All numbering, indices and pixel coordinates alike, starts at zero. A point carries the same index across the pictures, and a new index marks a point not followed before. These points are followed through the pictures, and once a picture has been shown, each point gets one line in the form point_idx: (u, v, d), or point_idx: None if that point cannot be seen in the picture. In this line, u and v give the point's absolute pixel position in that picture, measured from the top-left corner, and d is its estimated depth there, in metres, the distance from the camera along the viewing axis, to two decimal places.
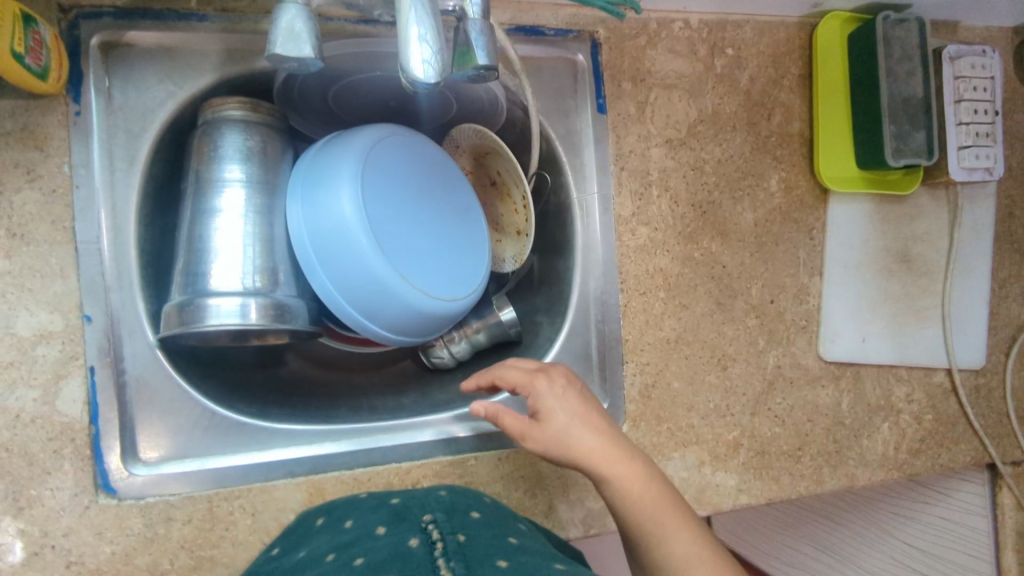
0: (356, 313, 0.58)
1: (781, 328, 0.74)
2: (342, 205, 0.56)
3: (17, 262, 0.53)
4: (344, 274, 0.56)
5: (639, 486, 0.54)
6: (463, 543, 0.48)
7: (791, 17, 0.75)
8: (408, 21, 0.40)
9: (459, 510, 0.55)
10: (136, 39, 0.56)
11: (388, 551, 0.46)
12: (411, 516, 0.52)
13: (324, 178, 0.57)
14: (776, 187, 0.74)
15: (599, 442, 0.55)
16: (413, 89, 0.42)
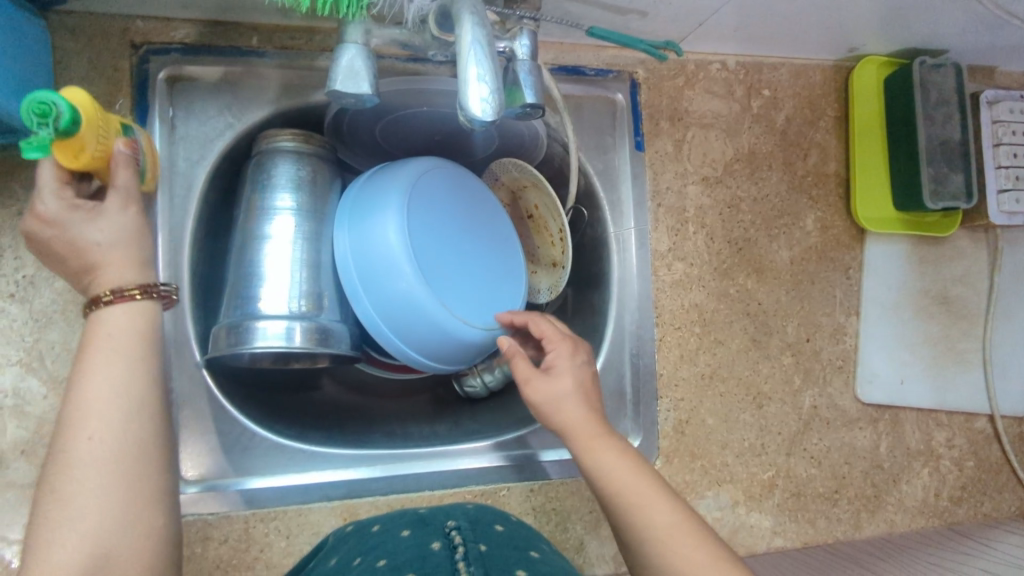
0: (398, 338, 0.59)
1: (817, 367, 0.74)
2: (388, 234, 0.57)
3: None
4: (389, 301, 0.58)
5: (650, 508, 0.48)
6: (484, 550, 0.48)
7: (827, 61, 0.76)
8: (467, 62, 0.41)
9: (483, 523, 0.54)
10: (199, 74, 0.59)
11: (409, 554, 0.47)
12: (435, 522, 0.52)
13: (371, 207, 0.59)
14: (812, 226, 0.75)
15: (609, 460, 0.50)
16: (469, 126, 0.43)
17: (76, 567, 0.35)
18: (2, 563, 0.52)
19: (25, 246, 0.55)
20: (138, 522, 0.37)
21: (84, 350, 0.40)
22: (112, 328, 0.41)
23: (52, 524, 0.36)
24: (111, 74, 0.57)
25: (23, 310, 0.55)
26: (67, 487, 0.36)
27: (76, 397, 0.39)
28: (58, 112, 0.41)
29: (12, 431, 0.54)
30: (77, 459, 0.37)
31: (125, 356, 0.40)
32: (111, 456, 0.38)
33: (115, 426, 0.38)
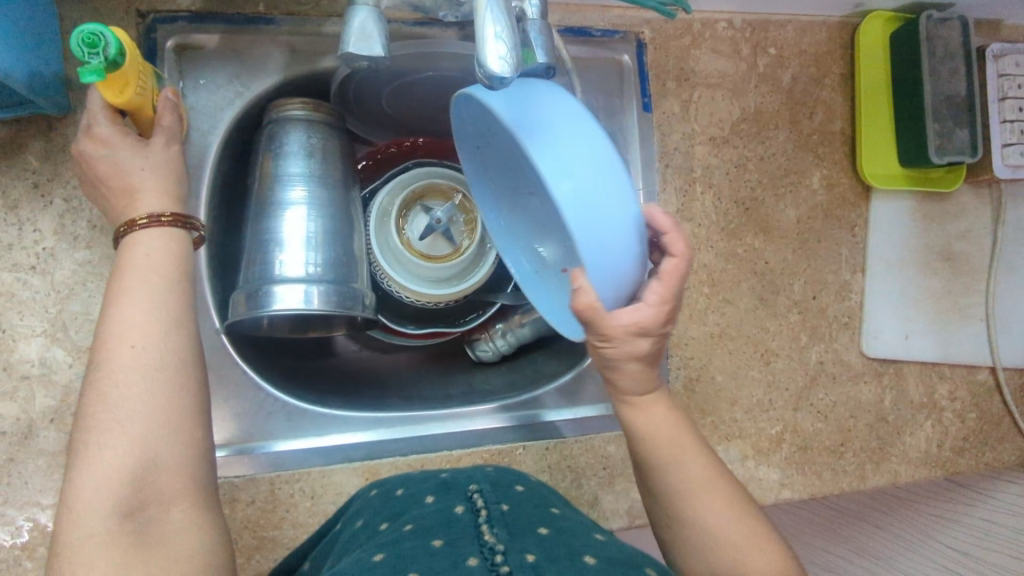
0: (615, 281, 0.44)
1: (823, 324, 0.75)
2: (593, 136, 0.43)
3: (97, 252, 0.56)
4: (616, 231, 0.43)
5: (708, 484, 0.50)
6: (505, 511, 0.48)
7: (833, 17, 0.76)
8: (484, 20, 0.42)
9: (504, 484, 0.55)
10: (207, 42, 0.59)
11: (434, 518, 0.47)
12: (458, 487, 0.52)
13: (549, 107, 0.44)
14: (819, 184, 0.75)
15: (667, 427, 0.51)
16: (486, 84, 0.44)
17: (125, 466, 0.39)
18: (38, 527, 0.54)
19: (43, 219, 0.55)
20: (180, 428, 0.42)
21: (121, 272, 0.45)
22: (150, 251, 0.46)
23: (102, 423, 0.40)
24: None
25: (44, 281, 0.55)
26: (115, 392, 0.40)
27: (119, 310, 0.43)
28: (105, 42, 0.45)
29: (41, 400, 0.55)
30: (124, 367, 0.41)
31: (162, 276, 0.45)
32: (154, 365, 0.42)
33: (155, 337, 0.43)
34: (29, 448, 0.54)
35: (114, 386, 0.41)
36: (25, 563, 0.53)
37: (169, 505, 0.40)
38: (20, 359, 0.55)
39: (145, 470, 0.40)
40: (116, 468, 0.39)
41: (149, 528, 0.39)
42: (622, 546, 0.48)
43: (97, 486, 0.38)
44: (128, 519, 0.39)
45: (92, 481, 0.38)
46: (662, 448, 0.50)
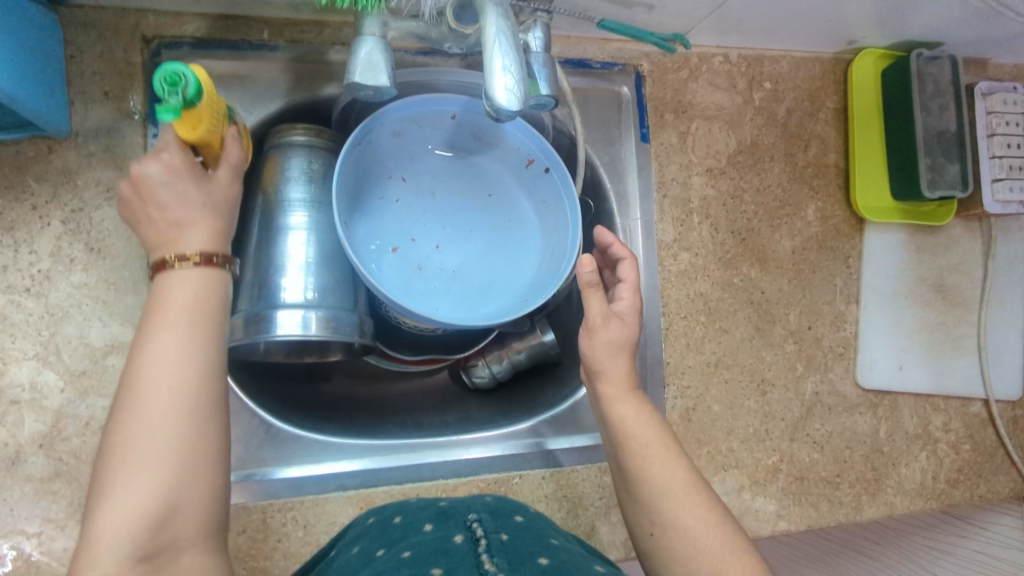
0: None
1: (819, 354, 0.75)
2: None
3: (94, 276, 0.56)
4: None
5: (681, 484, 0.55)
6: (506, 540, 0.48)
7: (826, 53, 0.78)
8: (493, 53, 0.42)
9: (503, 514, 0.54)
10: (210, 68, 0.60)
11: (433, 545, 0.47)
12: (456, 516, 0.52)
13: None
14: (813, 217, 0.76)
15: (644, 428, 0.57)
16: (493, 116, 0.44)
17: (148, 512, 0.39)
18: (23, 555, 0.53)
19: (40, 240, 0.55)
20: (206, 480, 0.42)
21: (158, 307, 0.44)
22: (192, 289, 0.45)
23: (128, 466, 0.39)
24: (122, 68, 0.57)
25: (38, 304, 0.55)
26: (142, 437, 0.40)
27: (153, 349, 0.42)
28: (186, 83, 0.44)
29: (30, 425, 0.54)
30: (160, 411, 0.41)
31: (201, 320, 0.44)
32: (183, 407, 0.41)
33: (190, 382, 0.42)
34: (17, 475, 0.53)
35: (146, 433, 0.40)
36: None
37: (184, 549, 0.41)
38: (11, 383, 0.54)
39: (167, 517, 0.40)
40: (139, 514, 0.39)
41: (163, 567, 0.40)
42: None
43: (117, 529, 0.38)
44: (144, 565, 0.39)
45: (112, 522, 0.38)
46: (646, 449, 0.56)
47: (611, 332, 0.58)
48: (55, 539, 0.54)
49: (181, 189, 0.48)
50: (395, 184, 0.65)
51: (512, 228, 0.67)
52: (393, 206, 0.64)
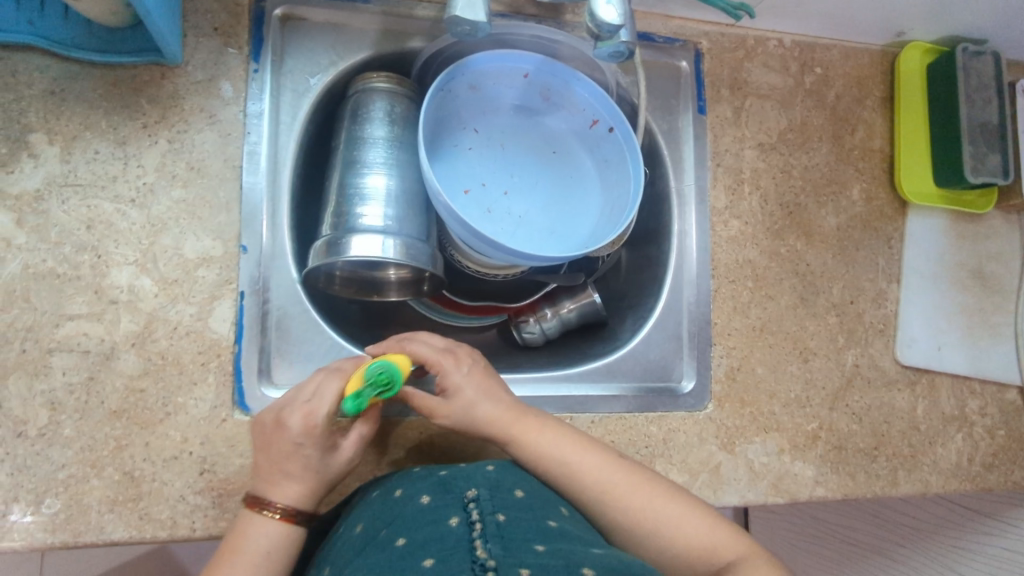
0: None
1: (860, 328, 0.78)
2: None
3: (192, 192, 0.60)
4: None
5: (626, 484, 0.58)
6: (502, 524, 0.47)
7: (874, 45, 0.82)
8: None
9: (502, 488, 0.54)
10: (308, 14, 0.65)
11: (427, 531, 0.47)
12: (455, 491, 0.52)
13: None
14: (858, 197, 0.79)
15: (556, 442, 0.60)
16: (592, 36, 0.48)
17: None
18: (109, 446, 0.56)
19: (147, 156, 0.59)
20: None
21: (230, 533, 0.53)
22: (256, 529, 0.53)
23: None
24: (232, 8, 0.62)
25: (141, 214, 0.59)
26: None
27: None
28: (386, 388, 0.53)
29: (125, 325, 0.58)
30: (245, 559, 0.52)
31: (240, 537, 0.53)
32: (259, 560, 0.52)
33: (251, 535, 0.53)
34: (110, 369, 0.57)
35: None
36: (93, 480, 0.56)
37: None
38: (112, 284, 0.58)
39: None
40: None
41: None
42: (613, 556, 0.49)
43: None
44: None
45: None
46: (567, 456, 0.59)
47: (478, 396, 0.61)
48: (140, 434, 0.57)
49: (304, 451, 0.55)
50: (470, 135, 0.69)
51: (575, 181, 0.71)
52: (467, 153, 0.69)
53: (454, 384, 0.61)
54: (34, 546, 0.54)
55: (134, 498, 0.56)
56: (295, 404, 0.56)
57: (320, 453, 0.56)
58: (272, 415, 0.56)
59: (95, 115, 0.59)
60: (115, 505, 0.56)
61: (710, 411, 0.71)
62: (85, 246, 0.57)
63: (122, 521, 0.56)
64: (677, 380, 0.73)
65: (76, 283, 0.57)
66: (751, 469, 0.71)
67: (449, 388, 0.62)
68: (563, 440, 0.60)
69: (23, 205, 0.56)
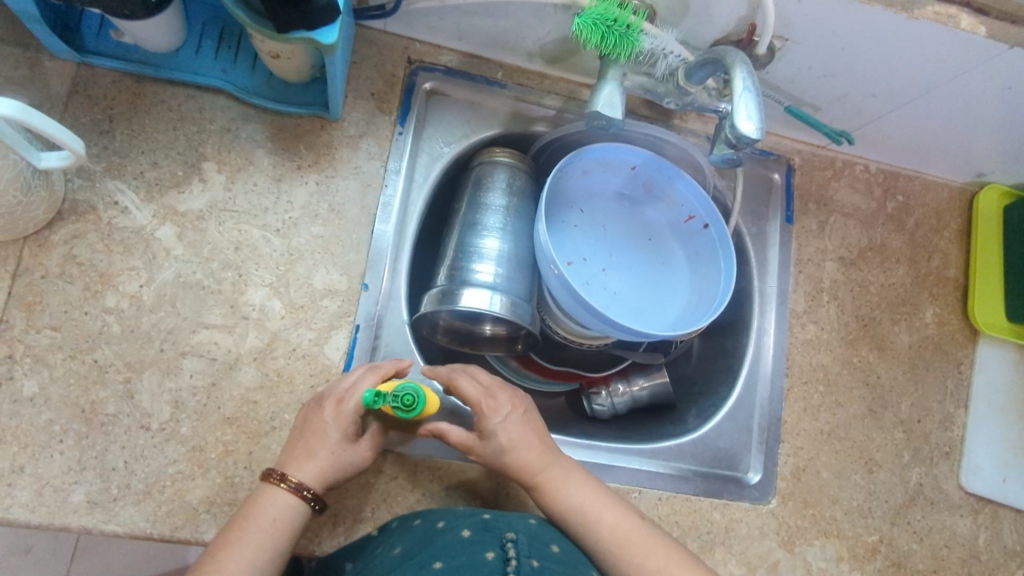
0: None
1: (926, 448, 0.79)
2: None
3: (329, 230, 0.67)
4: None
5: (637, 541, 0.59)
6: (533, 569, 0.50)
7: (954, 181, 0.88)
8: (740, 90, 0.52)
9: (540, 540, 0.57)
10: (451, 91, 0.73)
11: (465, 558, 0.50)
12: (495, 530, 0.55)
13: None
14: (931, 320, 0.83)
15: (581, 494, 0.61)
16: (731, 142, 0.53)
17: None
18: (218, 450, 0.60)
19: (297, 194, 0.67)
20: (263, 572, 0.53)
21: (246, 513, 0.55)
22: (275, 511, 0.55)
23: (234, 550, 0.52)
24: (389, 78, 0.71)
25: (283, 243, 0.65)
26: (231, 546, 0.52)
27: (237, 543, 0.52)
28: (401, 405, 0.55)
29: (251, 340, 0.63)
30: (259, 524, 0.54)
31: (263, 513, 0.55)
32: (268, 540, 0.54)
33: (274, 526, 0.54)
34: (231, 378, 0.62)
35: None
36: (197, 479, 0.59)
37: None
38: (247, 301, 0.64)
39: None
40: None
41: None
42: None
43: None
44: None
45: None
46: (586, 508, 0.60)
47: (514, 445, 0.61)
48: (247, 442, 0.61)
49: (325, 432, 0.58)
50: (576, 214, 0.76)
51: (667, 266, 0.77)
52: (573, 230, 0.75)
53: (489, 427, 0.62)
54: (134, 534, 0.57)
55: (230, 502, 0.60)
56: (333, 391, 0.59)
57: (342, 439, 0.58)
58: (316, 398, 0.60)
59: (260, 152, 0.66)
60: (213, 506, 0.59)
61: (773, 507, 0.73)
62: (230, 264, 0.64)
63: (216, 523, 0.59)
64: (744, 471, 0.74)
65: (216, 296, 0.63)
66: (808, 572, 0.72)
67: (485, 432, 0.62)
68: (586, 493, 0.61)
69: (186, 222, 0.63)
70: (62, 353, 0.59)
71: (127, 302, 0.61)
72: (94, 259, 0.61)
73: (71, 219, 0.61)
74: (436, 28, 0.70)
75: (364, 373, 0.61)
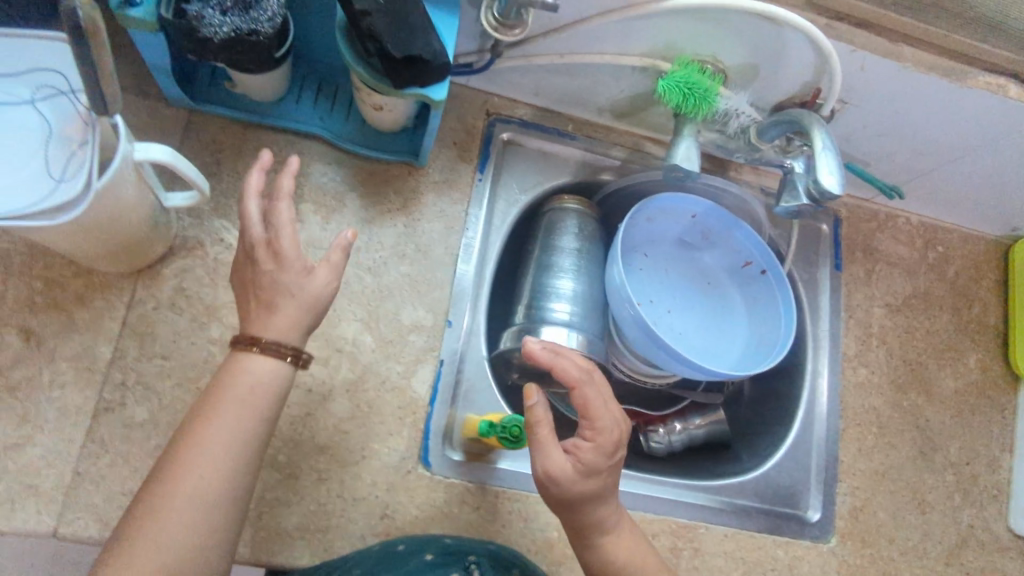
0: None
1: (975, 491, 0.82)
2: None
3: (417, 270, 0.71)
4: None
5: None
6: None
7: (989, 234, 0.92)
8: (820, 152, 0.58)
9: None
10: (527, 142, 0.78)
11: None
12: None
13: None
14: (974, 366, 0.86)
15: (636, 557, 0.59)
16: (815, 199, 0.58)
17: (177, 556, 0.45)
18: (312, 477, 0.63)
19: (386, 235, 0.71)
20: (225, 511, 0.48)
21: (220, 395, 0.50)
22: (247, 398, 0.50)
23: (195, 485, 0.46)
24: (470, 129, 0.76)
25: (374, 281, 0.69)
26: (192, 470, 0.47)
27: (205, 431, 0.48)
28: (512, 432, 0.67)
29: (343, 372, 0.66)
30: (218, 450, 0.48)
31: (252, 412, 0.50)
32: (225, 467, 0.48)
33: (238, 453, 0.48)
34: (325, 408, 0.65)
35: (170, 507, 0.45)
36: (292, 505, 0.62)
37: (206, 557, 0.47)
38: (340, 335, 0.67)
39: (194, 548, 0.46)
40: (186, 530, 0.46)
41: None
42: None
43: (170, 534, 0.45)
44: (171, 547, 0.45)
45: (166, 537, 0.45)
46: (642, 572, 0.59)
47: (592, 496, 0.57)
48: (338, 470, 0.64)
49: (278, 279, 0.51)
50: (639, 258, 0.80)
51: (725, 309, 0.81)
52: (637, 273, 0.80)
53: (591, 461, 0.56)
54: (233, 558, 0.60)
55: (323, 529, 0.62)
56: (256, 239, 0.52)
57: (295, 278, 0.51)
58: (244, 250, 0.53)
59: (353, 196, 0.71)
60: (308, 532, 0.62)
61: (832, 545, 0.75)
62: None
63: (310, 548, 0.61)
64: (804, 509, 0.76)
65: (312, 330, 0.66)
66: None
67: (585, 467, 0.56)
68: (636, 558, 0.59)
69: None
70: (169, 381, 0.62)
71: (231, 334, 0.64)
72: (202, 292, 0.65)
73: (181, 254, 0.65)
74: (516, 85, 0.75)
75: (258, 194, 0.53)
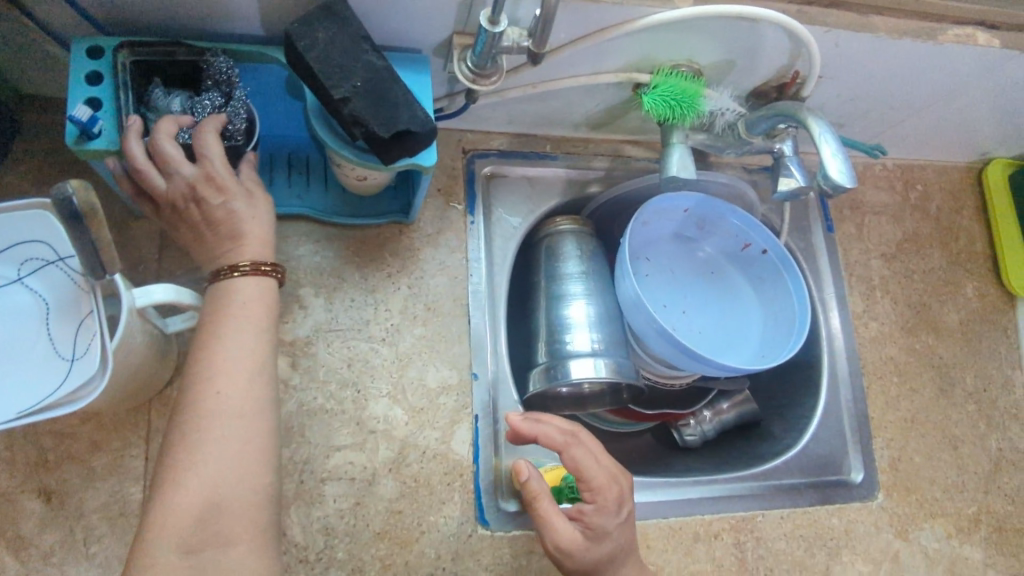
0: None
1: (997, 415, 0.85)
2: None
3: (431, 329, 0.69)
4: None
5: None
6: None
7: (960, 162, 0.94)
8: (822, 144, 0.59)
9: None
10: (510, 172, 0.76)
11: None
12: None
13: None
14: (972, 294, 0.89)
15: None
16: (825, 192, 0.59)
17: (199, 509, 0.45)
18: (377, 566, 0.61)
19: (392, 300, 0.68)
20: (248, 473, 0.47)
21: (218, 317, 0.51)
22: (243, 296, 0.52)
23: (214, 412, 0.47)
24: (450, 171, 0.74)
25: (391, 350, 0.67)
26: (206, 424, 0.47)
27: (217, 348, 0.49)
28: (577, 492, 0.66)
29: (383, 451, 0.64)
30: (225, 370, 0.49)
31: (248, 323, 0.51)
32: (239, 392, 0.48)
33: (241, 385, 0.49)
34: (373, 492, 0.63)
35: (204, 431, 0.47)
36: None
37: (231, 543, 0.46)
38: (370, 415, 0.65)
39: (212, 508, 0.45)
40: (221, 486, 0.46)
41: (209, 563, 0.45)
42: None
43: (189, 498, 0.45)
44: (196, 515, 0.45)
45: (181, 501, 0.45)
46: None
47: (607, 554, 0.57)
48: (401, 552, 0.62)
49: (235, 207, 0.53)
50: (643, 264, 0.79)
51: (734, 295, 0.81)
52: (644, 279, 0.79)
53: (602, 526, 0.57)
54: None
55: None
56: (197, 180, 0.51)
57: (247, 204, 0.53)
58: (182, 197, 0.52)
59: (349, 268, 0.68)
60: None
61: (881, 501, 0.77)
62: (347, 382, 0.65)
63: None
64: (848, 473, 0.78)
65: (341, 416, 0.64)
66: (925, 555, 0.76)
67: (595, 531, 0.57)
68: None
69: (296, 349, 0.65)
70: None
71: None
72: None
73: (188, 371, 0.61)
74: (488, 117, 0.73)
75: (169, 131, 0.52)
